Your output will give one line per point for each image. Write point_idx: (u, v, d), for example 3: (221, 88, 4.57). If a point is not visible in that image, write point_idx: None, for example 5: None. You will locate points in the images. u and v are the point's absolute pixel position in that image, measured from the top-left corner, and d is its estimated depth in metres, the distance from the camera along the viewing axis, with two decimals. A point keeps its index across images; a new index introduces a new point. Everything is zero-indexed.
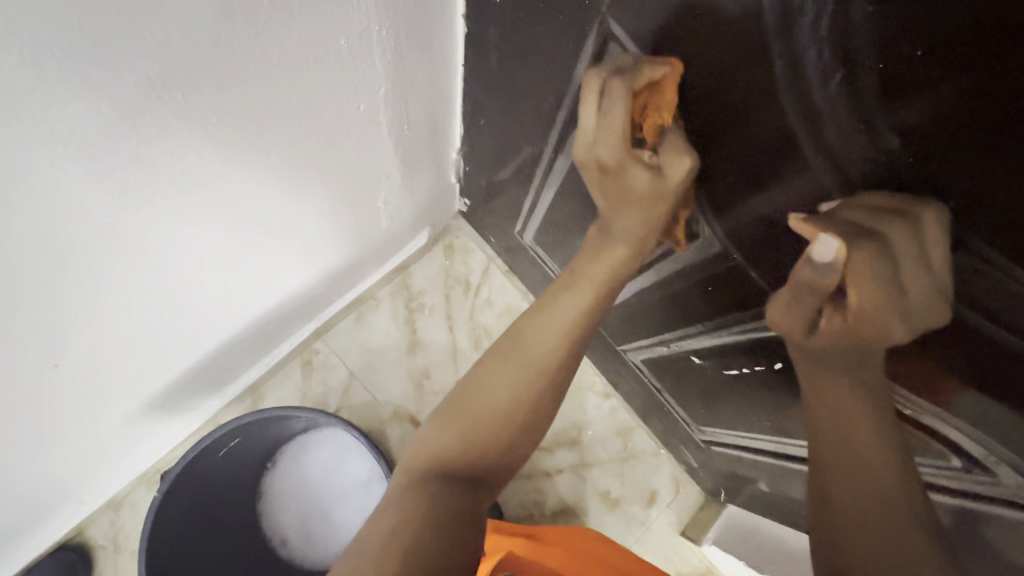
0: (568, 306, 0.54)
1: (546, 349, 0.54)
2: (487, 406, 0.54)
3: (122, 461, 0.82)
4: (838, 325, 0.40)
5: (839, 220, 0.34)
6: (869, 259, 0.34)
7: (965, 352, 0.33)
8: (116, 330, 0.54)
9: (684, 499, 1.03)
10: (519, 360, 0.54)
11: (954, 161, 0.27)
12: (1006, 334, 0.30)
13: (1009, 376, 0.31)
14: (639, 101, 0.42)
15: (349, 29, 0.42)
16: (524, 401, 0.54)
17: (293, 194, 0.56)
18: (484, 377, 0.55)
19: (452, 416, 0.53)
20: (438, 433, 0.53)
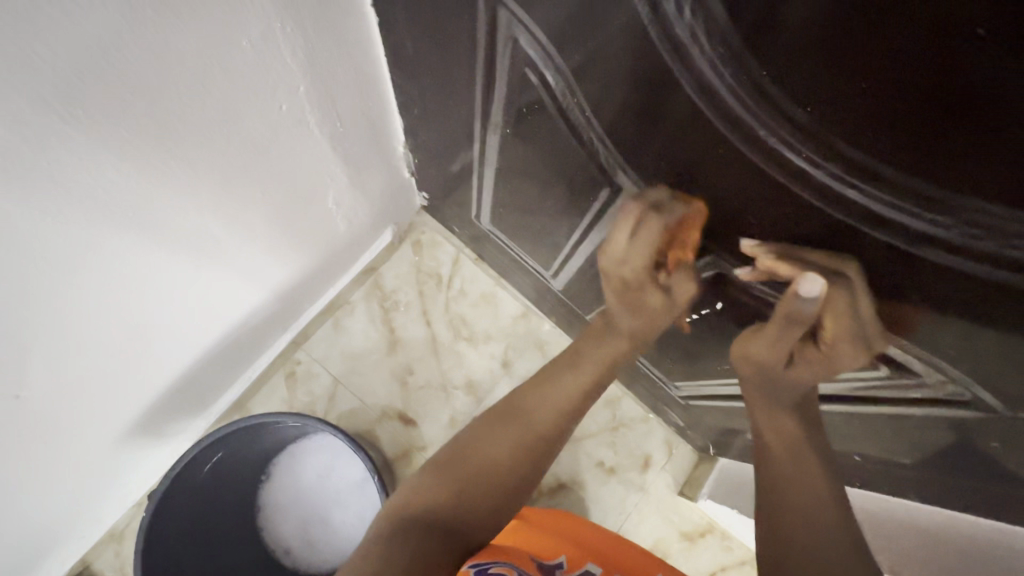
0: (570, 380, 0.63)
1: (544, 416, 0.61)
2: (481, 460, 0.58)
3: (115, 491, 0.83)
4: (813, 352, 0.49)
5: (804, 266, 0.39)
6: (841, 308, 0.40)
7: (904, 274, 0.33)
8: (73, 357, 0.55)
9: (677, 460, 1.04)
10: (522, 424, 0.60)
11: (811, 72, 0.26)
12: (936, 253, 0.29)
13: (950, 290, 0.31)
14: (539, 64, 0.42)
15: (249, 30, 0.42)
16: (519, 457, 0.59)
17: (232, 205, 0.57)
18: (480, 439, 0.60)
19: (447, 468, 0.57)
20: (433, 482, 0.55)
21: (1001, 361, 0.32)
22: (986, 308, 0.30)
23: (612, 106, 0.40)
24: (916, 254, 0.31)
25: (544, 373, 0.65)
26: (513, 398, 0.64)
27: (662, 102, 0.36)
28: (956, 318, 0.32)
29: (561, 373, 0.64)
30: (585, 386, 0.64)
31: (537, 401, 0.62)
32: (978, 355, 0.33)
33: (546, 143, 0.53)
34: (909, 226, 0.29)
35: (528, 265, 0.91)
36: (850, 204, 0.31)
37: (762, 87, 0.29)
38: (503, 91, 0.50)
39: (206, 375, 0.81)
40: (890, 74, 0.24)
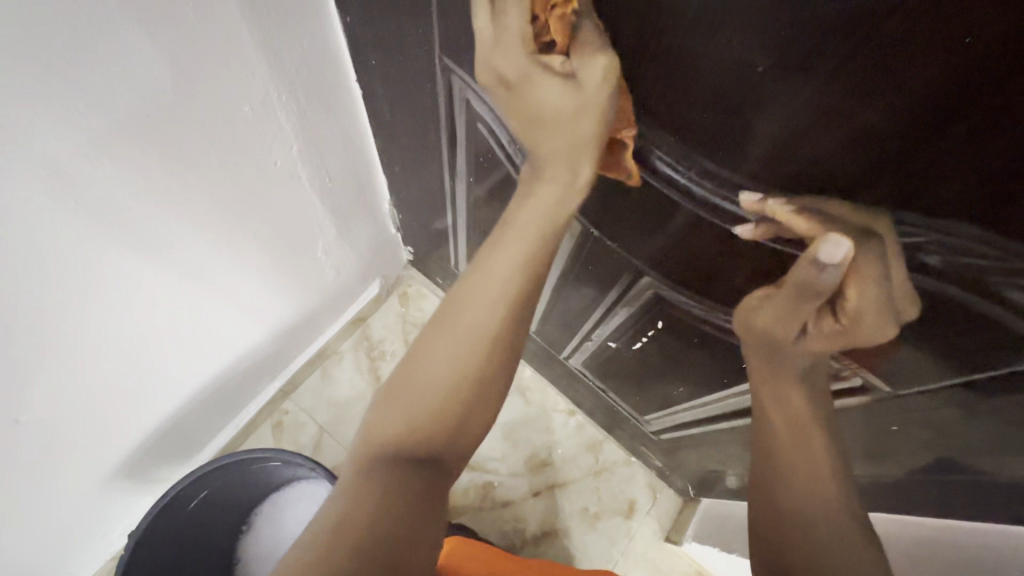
0: (508, 258, 0.50)
1: (496, 306, 0.48)
2: (429, 374, 0.47)
3: (95, 539, 0.83)
4: (831, 328, 0.41)
5: (828, 219, 0.34)
6: (875, 265, 0.34)
7: (883, 306, 0.36)
8: (71, 387, 0.60)
9: (662, 505, 1.04)
10: (474, 304, 0.49)
11: (676, 108, 0.35)
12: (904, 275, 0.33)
13: (915, 315, 0.35)
14: (488, 120, 0.51)
15: (251, 98, 0.52)
16: (471, 376, 0.47)
17: (229, 249, 0.64)
18: (425, 340, 0.49)
19: (398, 390, 0.46)
20: (381, 414, 0.46)
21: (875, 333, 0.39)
22: (949, 325, 0.34)
23: (546, 151, 0.49)
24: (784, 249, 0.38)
25: (475, 259, 0.51)
26: (452, 290, 0.51)
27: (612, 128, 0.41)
28: (917, 341, 0.37)
29: (502, 246, 0.50)
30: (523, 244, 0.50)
31: (482, 280, 0.49)
32: (929, 366, 0.38)
33: (503, 190, 0.61)
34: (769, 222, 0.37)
35: None
36: (727, 212, 0.39)
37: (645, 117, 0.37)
38: (463, 146, 0.59)
39: (196, 418, 0.85)
40: (720, 108, 0.33)
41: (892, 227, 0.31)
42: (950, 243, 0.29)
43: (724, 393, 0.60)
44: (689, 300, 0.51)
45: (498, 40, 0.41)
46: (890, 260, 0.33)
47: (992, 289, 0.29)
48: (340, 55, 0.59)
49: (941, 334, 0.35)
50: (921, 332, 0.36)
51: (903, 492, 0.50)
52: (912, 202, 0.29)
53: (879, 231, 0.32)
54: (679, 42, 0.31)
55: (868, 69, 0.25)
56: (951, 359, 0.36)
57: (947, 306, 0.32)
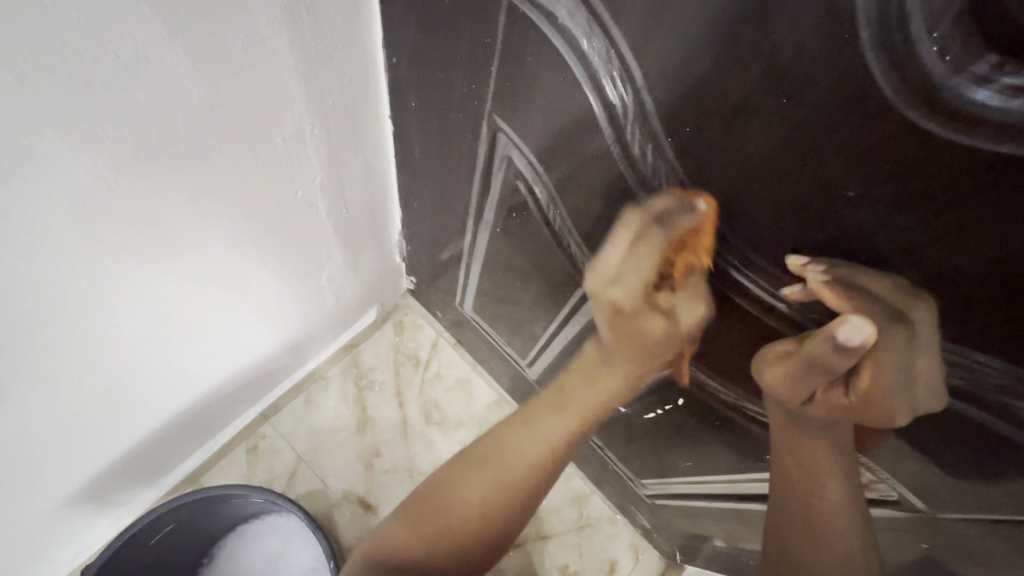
0: (553, 427, 0.56)
1: (503, 490, 0.53)
2: (457, 511, 0.52)
3: (43, 562, 0.77)
4: (839, 401, 0.38)
5: (857, 294, 0.31)
6: (897, 350, 0.32)
7: (936, 432, 0.34)
8: (45, 405, 0.56)
9: (644, 567, 1.01)
10: (491, 475, 0.54)
11: (740, 211, 0.34)
12: (960, 404, 0.31)
13: (971, 446, 0.33)
14: (529, 179, 0.50)
15: (284, 128, 0.50)
16: (497, 516, 0.53)
17: (236, 275, 0.61)
18: (460, 479, 0.54)
19: (423, 513, 0.52)
20: (405, 529, 0.52)
21: (905, 456, 0.37)
22: (1006, 467, 0.32)
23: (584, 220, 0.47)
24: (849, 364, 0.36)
25: (527, 408, 0.57)
26: (497, 431, 0.57)
27: (660, 218, 0.39)
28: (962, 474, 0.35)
29: (534, 424, 0.56)
30: (565, 430, 0.56)
31: (518, 438, 0.55)
32: (972, 498, 0.36)
33: (529, 243, 0.60)
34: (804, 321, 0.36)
35: (505, 353, 0.95)
36: (783, 314, 0.37)
37: (717, 228, 0.36)
38: (495, 196, 0.57)
39: (170, 441, 0.80)
40: (795, 221, 0.31)
41: (942, 366, 0.30)
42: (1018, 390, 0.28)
43: (737, 476, 0.59)
44: (718, 386, 0.49)
45: (557, 109, 0.40)
46: (934, 393, 0.32)
47: None
48: (378, 93, 0.57)
49: (993, 471, 0.33)
50: (957, 463, 0.35)
51: None
52: (994, 349, 0.28)
53: (925, 366, 0.31)
54: (757, 151, 0.30)
55: (965, 218, 0.25)
56: (989, 492, 0.34)
57: (997, 445, 0.31)
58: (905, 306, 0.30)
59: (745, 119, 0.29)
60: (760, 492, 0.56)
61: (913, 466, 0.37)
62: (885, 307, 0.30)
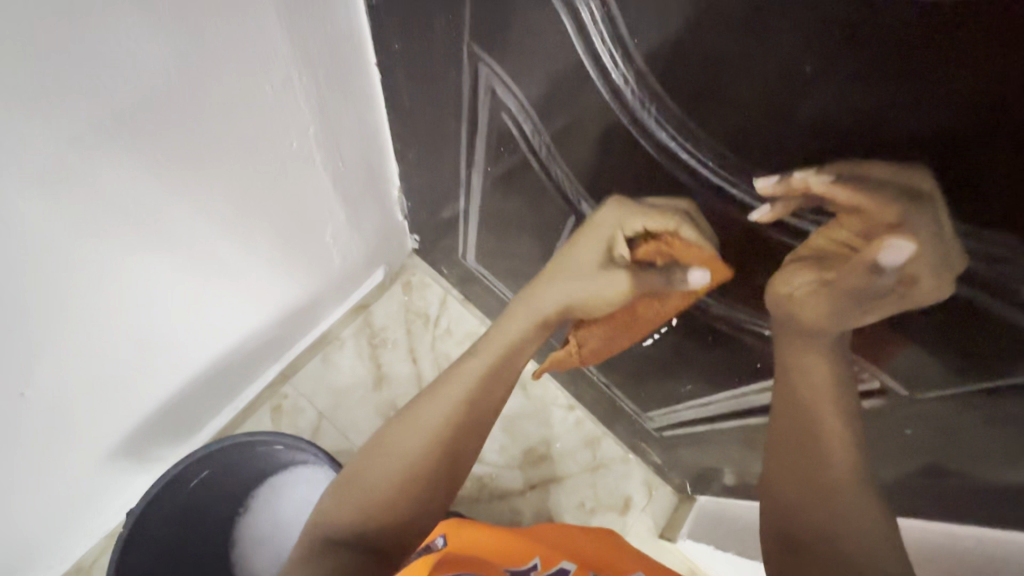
0: (435, 411, 0.63)
1: (418, 458, 0.60)
2: (366, 487, 0.58)
3: (90, 517, 0.83)
4: (841, 295, 0.40)
5: (817, 175, 0.34)
6: (899, 248, 0.33)
7: (911, 310, 0.36)
8: (79, 364, 0.59)
9: (658, 502, 1.05)
10: (383, 456, 0.60)
11: (710, 108, 0.36)
12: (926, 276, 0.33)
13: (942, 319, 0.35)
14: (513, 108, 0.51)
15: (273, 77, 0.51)
16: (407, 488, 0.58)
17: (241, 231, 0.64)
18: (366, 462, 0.61)
19: (349, 489, 0.59)
20: (342, 502, 0.58)
21: (886, 333, 0.39)
22: (975, 336, 0.34)
23: (569, 143, 0.48)
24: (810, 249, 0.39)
25: (437, 387, 0.66)
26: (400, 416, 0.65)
27: (631, 104, 0.40)
28: (939, 351, 0.37)
29: (434, 401, 0.65)
30: (466, 394, 0.66)
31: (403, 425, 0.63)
32: (947, 374, 0.38)
33: (520, 179, 0.61)
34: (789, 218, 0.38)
35: (511, 302, 0.97)
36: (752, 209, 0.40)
37: (692, 130, 0.38)
38: (484, 134, 0.58)
39: (195, 399, 0.84)
40: (760, 110, 0.33)
41: (904, 232, 0.32)
42: (984, 252, 0.29)
43: (735, 389, 0.61)
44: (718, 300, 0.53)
45: (533, 28, 0.41)
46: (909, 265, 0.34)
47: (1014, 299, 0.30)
48: (362, 41, 0.58)
49: (966, 344, 0.35)
50: (936, 331, 0.36)
51: None
52: (951, 211, 0.29)
53: (886, 236, 0.33)
54: (720, 43, 0.32)
55: (909, 78, 0.27)
56: (962, 363, 0.36)
57: (959, 314, 0.34)
58: (864, 175, 0.32)
59: (705, 11, 0.31)
60: (756, 403, 0.59)
61: (895, 339, 0.39)
62: (843, 181, 0.33)
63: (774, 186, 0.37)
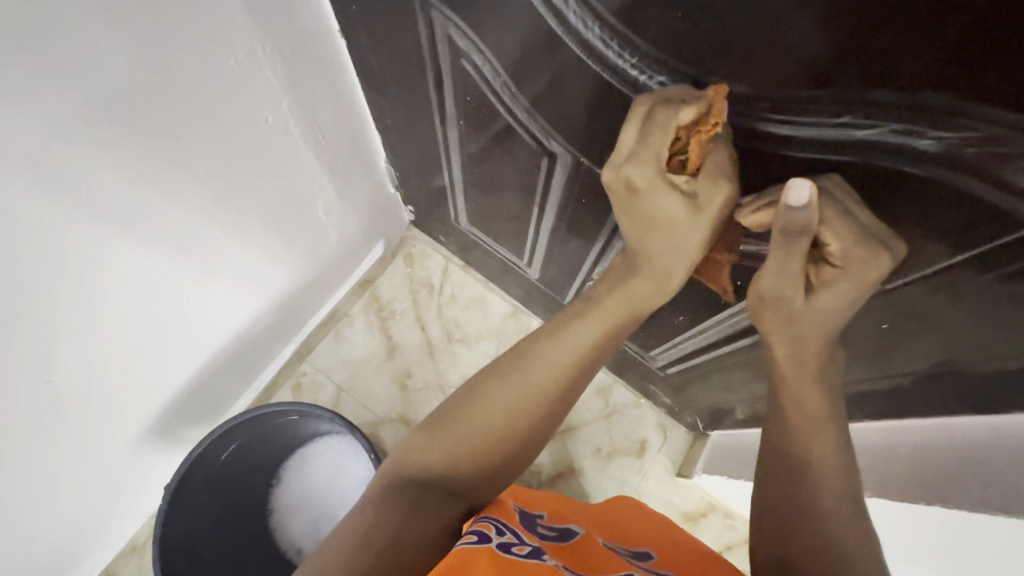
0: (548, 373, 0.51)
1: (512, 418, 0.51)
2: (477, 426, 0.51)
3: (134, 498, 0.89)
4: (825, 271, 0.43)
5: (767, 67, 0.32)
6: (838, 226, 0.38)
7: (879, 199, 0.37)
8: (97, 350, 0.62)
9: (672, 442, 1.07)
10: (503, 398, 0.51)
11: (647, 14, 0.34)
12: (893, 158, 0.33)
13: (909, 200, 0.35)
14: (468, 52, 0.50)
15: (235, 50, 0.52)
16: (511, 449, 0.51)
17: (231, 209, 0.66)
18: (477, 399, 0.52)
19: (447, 426, 0.51)
20: (437, 440, 0.50)
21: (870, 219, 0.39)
22: (941, 215, 0.34)
23: (527, 80, 0.48)
24: (772, 149, 0.38)
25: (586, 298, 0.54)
26: (521, 346, 0.53)
27: (571, 24, 0.39)
28: (908, 236, 0.38)
29: (543, 363, 0.51)
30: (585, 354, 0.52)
31: (546, 362, 0.51)
32: (918, 259, 0.39)
33: (491, 129, 0.61)
34: (751, 119, 0.37)
35: (508, 260, 0.99)
36: None
37: (635, 43, 0.37)
38: (449, 86, 0.58)
39: (213, 381, 0.88)
40: (698, 8, 0.31)
41: (866, 115, 0.31)
42: (949, 121, 0.28)
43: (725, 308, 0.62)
44: None
45: None
46: (886, 150, 0.33)
47: (982, 168, 0.30)
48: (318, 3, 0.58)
49: (934, 223, 0.35)
50: (922, 214, 0.36)
51: (905, 395, 0.52)
52: (910, 83, 0.28)
53: (847, 124, 0.33)
54: None
55: None
56: (928, 244, 0.37)
57: (924, 191, 0.34)
58: (813, 59, 0.30)
59: None
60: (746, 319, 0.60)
61: (880, 224, 0.39)
62: (792, 69, 0.31)
63: (733, 88, 0.35)
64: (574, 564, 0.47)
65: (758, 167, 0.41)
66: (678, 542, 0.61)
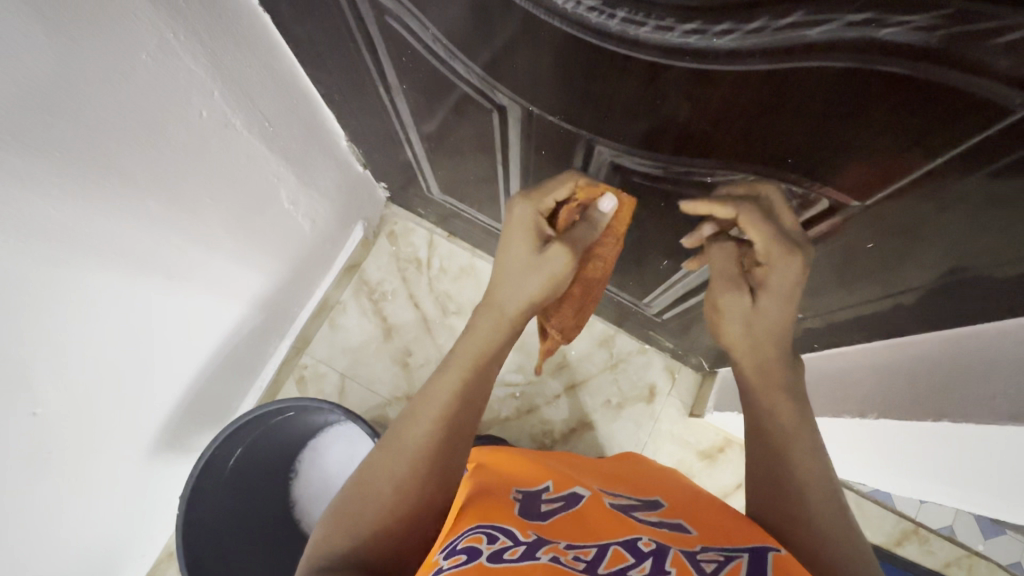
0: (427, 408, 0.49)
1: (411, 466, 0.46)
2: (374, 489, 0.46)
3: (157, 509, 0.91)
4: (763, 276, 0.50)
5: None
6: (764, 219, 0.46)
7: (839, 111, 0.34)
8: (77, 378, 0.60)
9: (681, 384, 1.06)
10: (395, 451, 0.47)
11: None
12: (854, 60, 0.30)
13: (873, 107, 0.33)
14: (392, 8, 0.46)
15: (144, 43, 0.48)
16: (397, 510, 0.45)
17: (183, 213, 0.63)
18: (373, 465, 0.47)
19: (346, 507, 0.45)
20: (339, 526, 0.44)
21: (839, 131, 0.36)
22: (909, 115, 0.32)
23: (456, 29, 0.44)
24: (721, 68, 0.35)
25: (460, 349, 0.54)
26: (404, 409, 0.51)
27: None
28: (876, 143, 0.36)
29: (416, 416, 0.49)
30: (453, 397, 0.50)
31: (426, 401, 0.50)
32: (892, 163, 0.37)
33: (435, 89, 0.57)
34: (692, 38, 0.33)
35: (488, 225, 0.96)
36: (646, 41, 0.35)
37: None
38: (383, 49, 0.54)
39: (211, 387, 0.88)
40: None
41: (821, 11, 0.28)
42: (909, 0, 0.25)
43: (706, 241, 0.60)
44: (650, 159, 0.50)
45: None
46: (844, 52, 0.30)
47: (954, 54, 0.27)
48: None
49: (904, 125, 0.33)
50: (889, 119, 0.33)
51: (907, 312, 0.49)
52: None
53: (800, 26, 0.29)
54: None
55: None
56: (898, 146, 0.35)
57: (889, 93, 0.31)
58: None
59: None
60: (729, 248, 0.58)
61: (852, 135, 0.36)
62: None
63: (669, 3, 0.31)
64: (583, 536, 0.45)
65: (711, 92, 0.38)
66: (692, 493, 0.60)
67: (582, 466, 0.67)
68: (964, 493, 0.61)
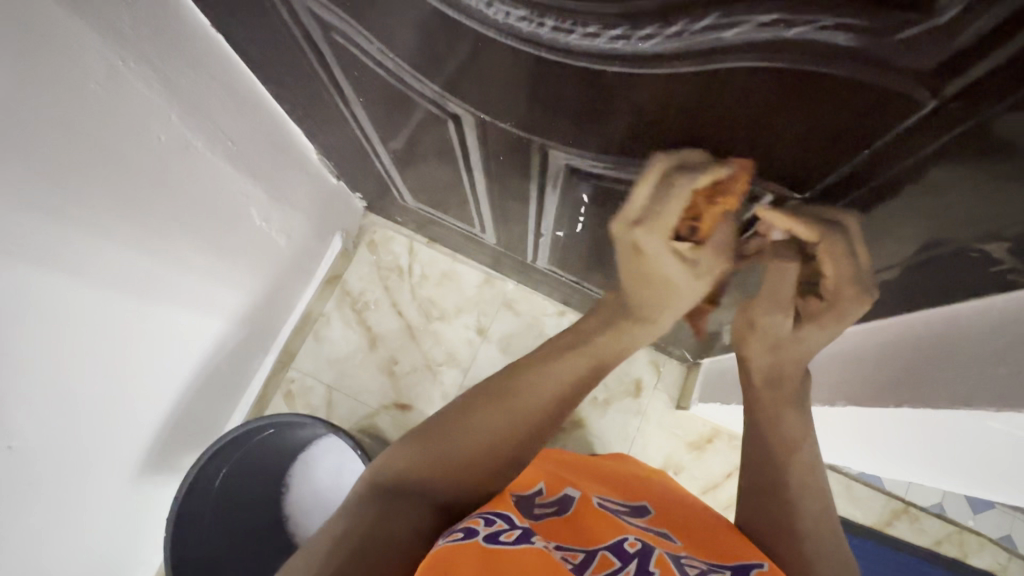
0: (529, 392, 0.50)
1: (489, 443, 0.48)
2: (456, 444, 0.48)
3: (148, 531, 0.91)
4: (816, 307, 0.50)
5: None
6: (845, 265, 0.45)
7: (766, 110, 0.35)
8: (53, 408, 0.60)
9: (667, 376, 1.07)
10: (486, 420, 0.49)
11: None
12: (771, 61, 0.31)
13: (797, 105, 0.33)
14: (335, 25, 0.46)
15: (92, 72, 0.48)
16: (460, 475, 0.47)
17: (149, 238, 0.63)
18: (464, 419, 0.49)
19: (425, 443, 0.48)
20: (411, 458, 0.47)
21: (772, 128, 0.37)
22: (829, 112, 0.33)
23: (399, 43, 0.44)
24: (649, 71, 0.35)
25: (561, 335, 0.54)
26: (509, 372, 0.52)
27: None
28: (806, 139, 0.36)
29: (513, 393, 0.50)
30: (547, 399, 0.51)
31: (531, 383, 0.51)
32: (823, 157, 0.37)
33: (390, 101, 0.57)
34: (618, 44, 0.33)
35: (463, 230, 0.96)
36: (575, 49, 0.35)
37: None
38: (334, 65, 0.54)
39: (194, 407, 0.88)
40: None
41: (732, 15, 0.28)
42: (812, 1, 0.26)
43: None
44: (603, 161, 0.50)
45: None
46: (761, 54, 0.30)
47: (861, 52, 0.28)
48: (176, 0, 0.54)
49: (827, 121, 0.34)
50: (814, 116, 0.34)
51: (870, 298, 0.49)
52: None
53: (715, 30, 0.29)
54: None
55: None
56: (827, 142, 0.36)
57: (809, 92, 0.32)
58: None
59: None
60: None
61: (785, 133, 0.37)
62: None
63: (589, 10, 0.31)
64: (576, 536, 0.46)
65: (647, 95, 0.38)
66: (680, 501, 0.61)
67: (571, 466, 0.68)
68: (939, 472, 0.61)
